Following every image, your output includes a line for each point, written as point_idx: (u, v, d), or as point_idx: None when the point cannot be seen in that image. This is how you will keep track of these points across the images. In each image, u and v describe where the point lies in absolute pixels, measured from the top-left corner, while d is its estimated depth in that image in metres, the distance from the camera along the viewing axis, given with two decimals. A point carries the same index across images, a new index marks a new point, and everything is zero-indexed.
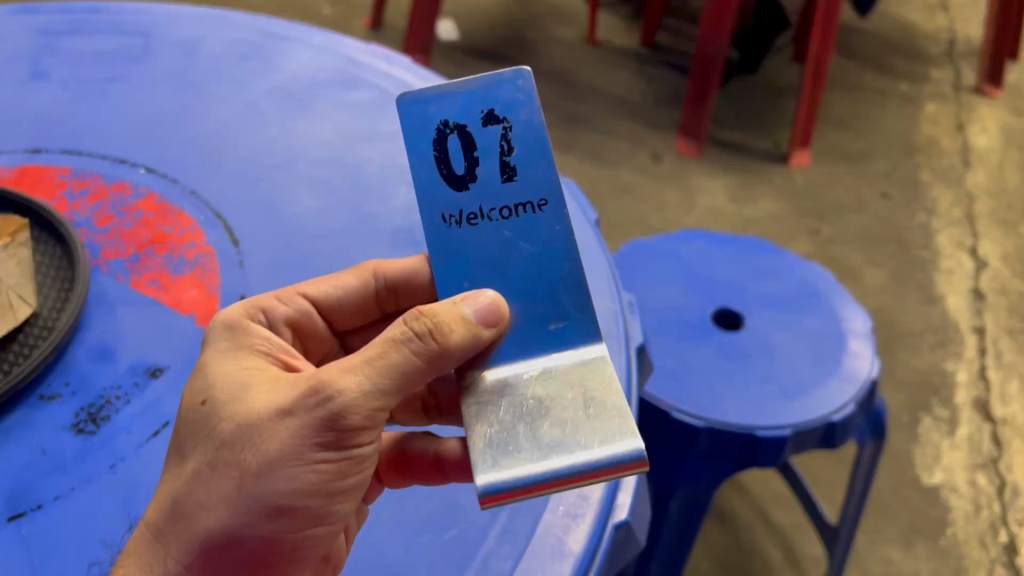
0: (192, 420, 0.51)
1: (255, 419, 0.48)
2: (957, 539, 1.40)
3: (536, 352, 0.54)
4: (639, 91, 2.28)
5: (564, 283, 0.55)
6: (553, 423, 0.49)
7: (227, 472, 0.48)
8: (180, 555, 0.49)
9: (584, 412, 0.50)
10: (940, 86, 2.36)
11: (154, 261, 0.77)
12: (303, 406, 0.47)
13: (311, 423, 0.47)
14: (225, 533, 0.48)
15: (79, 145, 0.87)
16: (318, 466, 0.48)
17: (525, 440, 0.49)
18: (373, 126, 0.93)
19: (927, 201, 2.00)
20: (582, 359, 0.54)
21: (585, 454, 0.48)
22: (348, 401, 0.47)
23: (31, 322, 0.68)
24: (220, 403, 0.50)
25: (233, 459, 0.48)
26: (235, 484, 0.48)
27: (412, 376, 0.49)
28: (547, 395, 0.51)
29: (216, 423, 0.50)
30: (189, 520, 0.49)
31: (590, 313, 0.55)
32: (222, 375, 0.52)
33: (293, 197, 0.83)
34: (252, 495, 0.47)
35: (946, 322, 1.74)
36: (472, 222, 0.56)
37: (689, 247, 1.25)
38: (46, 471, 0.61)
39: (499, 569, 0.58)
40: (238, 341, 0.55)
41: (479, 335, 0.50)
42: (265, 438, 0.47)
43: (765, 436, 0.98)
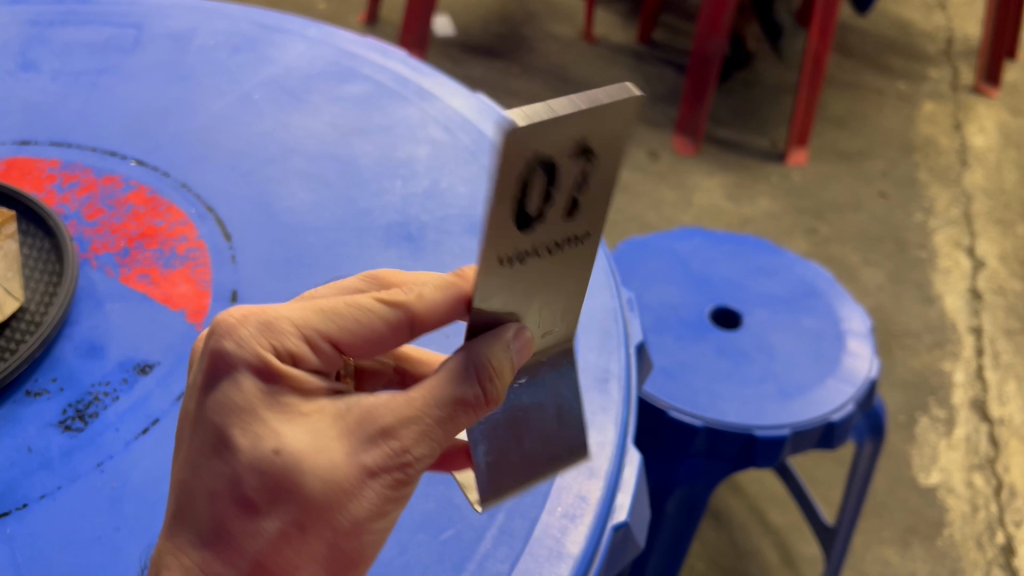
0: (261, 476, 0.43)
1: (343, 486, 0.43)
2: (953, 540, 1.39)
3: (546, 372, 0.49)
4: (636, 89, 2.26)
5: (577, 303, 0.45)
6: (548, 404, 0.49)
7: (318, 536, 0.44)
8: None
9: (561, 421, 0.50)
10: (938, 85, 2.35)
11: (144, 255, 0.75)
12: (389, 468, 0.44)
13: (392, 485, 0.45)
14: None
15: (68, 137, 0.86)
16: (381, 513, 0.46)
17: (516, 457, 0.49)
18: (368, 119, 0.92)
19: (924, 200, 1.99)
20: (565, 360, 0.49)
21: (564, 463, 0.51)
22: (425, 465, 0.45)
23: (18, 317, 0.66)
24: (300, 461, 0.43)
25: (324, 524, 0.44)
26: (320, 546, 0.44)
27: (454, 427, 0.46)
28: (533, 407, 0.49)
29: (301, 481, 0.43)
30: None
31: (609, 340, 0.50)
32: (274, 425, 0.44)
33: (286, 191, 0.82)
34: (332, 551, 0.45)
35: (944, 322, 1.73)
36: (526, 260, 0.39)
37: (686, 245, 1.24)
38: (31, 469, 0.59)
39: (496, 571, 0.56)
40: (275, 383, 0.45)
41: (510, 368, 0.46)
42: (354, 502, 0.44)
43: (763, 436, 0.97)
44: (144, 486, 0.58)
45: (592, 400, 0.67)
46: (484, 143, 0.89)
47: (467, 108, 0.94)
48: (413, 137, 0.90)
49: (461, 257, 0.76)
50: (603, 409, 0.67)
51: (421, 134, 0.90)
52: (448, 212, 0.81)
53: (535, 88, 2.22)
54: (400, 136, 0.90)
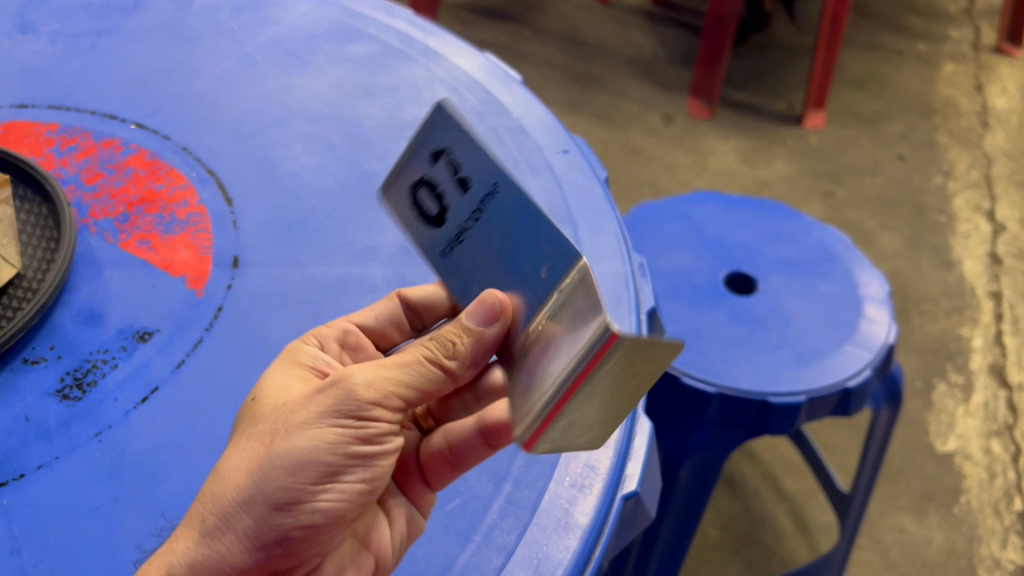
0: (241, 416, 0.50)
1: (289, 402, 0.47)
2: (970, 508, 1.38)
3: (560, 344, 0.42)
4: (650, 50, 2.22)
5: (539, 224, 0.45)
6: (564, 336, 0.42)
7: (256, 445, 0.46)
8: (209, 512, 0.46)
9: (585, 306, 0.42)
10: (959, 45, 2.30)
11: (144, 220, 0.74)
12: (325, 385, 0.47)
13: (327, 396, 0.46)
14: (243, 493, 0.45)
15: (67, 100, 0.84)
16: (335, 434, 0.45)
17: (549, 361, 0.43)
18: (372, 80, 0.89)
19: (944, 163, 1.96)
20: (577, 325, 0.42)
21: (573, 360, 0.40)
22: (360, 379, 0.46)
23: (16, 283, 0.65)
24: (266, 397, 0.50)
25: (265, 432, 0.47)
26: (262, 444, 0.46)
27: (430, 388, 0.48)
28: (559, 316, 0.44)
29: (261, 409, 0.49)
30: (210, 490, 0.46)
31: (573, 322, 0.42)
32: (271, 376, 0.52)
33: (290, 154, 0.80)
34: (272, 456, 0.45)
35: (963, 287, 1.70)
36: (461, 238, 0.50)
37: (701, 209, 1.21)
38: (29, 439, 0.58)
39: (504, 541, 0.55)
40: (288, 356, 0.53)
41: (482, 336, 0.46)
42: (294, 411, 0.46)
43: (778, 403, 0.95)
44: (143, 455, 0.57)
45: None
46: (493, 104, 0.87)
47: (475, 68, 0.91)
48: (420, 99, 0.87)
49: None
50: None
51: (427, 95, 0.88)
52: None
53: (548, 52, 2.19)
54: (406, 97, 0.87)
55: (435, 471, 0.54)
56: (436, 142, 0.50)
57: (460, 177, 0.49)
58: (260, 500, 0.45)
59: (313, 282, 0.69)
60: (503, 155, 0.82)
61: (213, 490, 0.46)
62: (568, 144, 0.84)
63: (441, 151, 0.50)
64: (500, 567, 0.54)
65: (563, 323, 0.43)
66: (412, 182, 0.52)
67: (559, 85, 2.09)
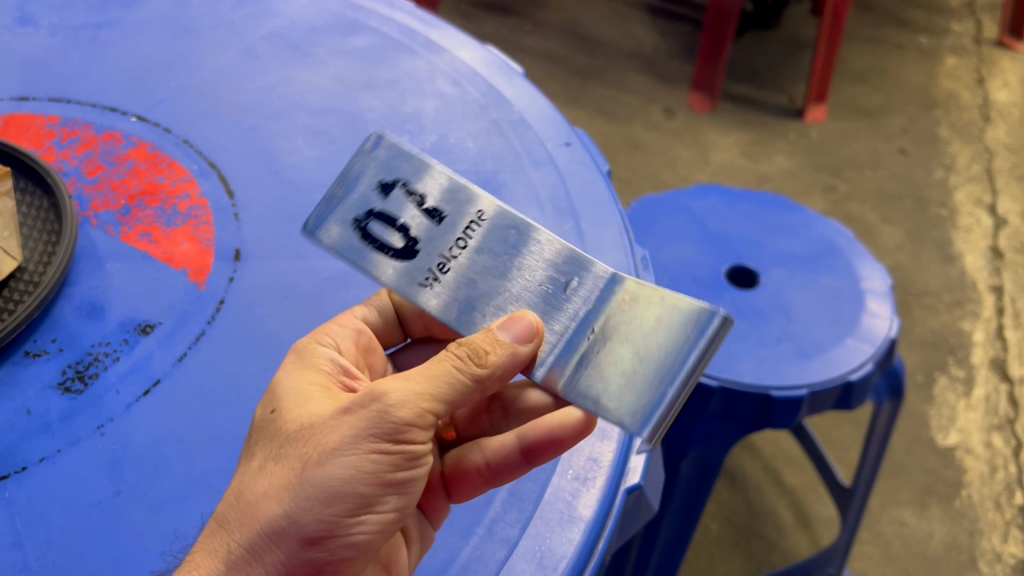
0: (261, 428, 0.49)
1: (319, 419, 0.46)
2: (971, 501, 1.38)
3: (631, 360, 0.48)
4: (651, 44, 2.21)
5: (536, 242, 0.52)
6: (632, 351, 0.49)
7: (287, 469, 0.45)
8: (237, 542, 0.45)
9: (648, 322, 0.49)
10: (961, 38, 2.29)
11: (146, 213, 0.74)
12: (360, 405, 0.45)
13: (361, 418, 0.44)
14: (277, 524, 0.44)
15: (67, 93, 0.84)
16: (371, 460, 0.44)
17: (620, 375, 0.49)
18: (373, 73, 0.89)
19: (946, 156, 1.95)
20: (649, 338, 0.48)
21: (669, 370, 0.47)
22: (398, 401, 0.44)
23: (17, 276, 0.65)
24: (289, 409, 0.48)
25: (295, 455, 0.45)
26: (295, 471, 0.45)
27: (461, 397, 0.46)
28: (609, 332, 0.50)
29: (286, 426, 0.47)
30: (239, 517, 0.45)
31: (640, 338, 0.49)
32: (288, 386, 0.50)
33: (291, 147, 0.80)
34: (307, 485, 0.44)
35: (964, 281, 1.70)
36: (446, 265, 0.53)
37: (702, 202, 1.21)
38: (31, 432, 0.58)
39: (507, 535, 0.55)
40: (304, 361, 0.52)
41: (517, 353, 0.47)
42: (326, 433, 0.45)
43: (779, 396, 0.95)
44: (146, 449, 0.57)
45: None
46: (494, 97, 0.87)
47: (476, 60, 0.91)
48: (421, 91, 0.87)
49: None
50: None
51: (429, 87, 0.87)
52: (458, 167, 0.79)
53: (549, 45, 2.18)
54: (407, 90, 0.87)
55: (465, 484, 0.54)
56: (385, 179, 0.55)
57: (428, 207, 0.54)
58: (295, 531, 0.44)
59: (313, 276, 0.68)
60: (504, 147, 0.81)
61: (243, 517, 0.45)
62: (570, 136, 0.83)
63: (393, 187, 0.55)
64: (502, 560, 0.54)
65: (619, 340, 0.49)
66: (359, 220, 0.55)
67: (560, 79, 2.09)
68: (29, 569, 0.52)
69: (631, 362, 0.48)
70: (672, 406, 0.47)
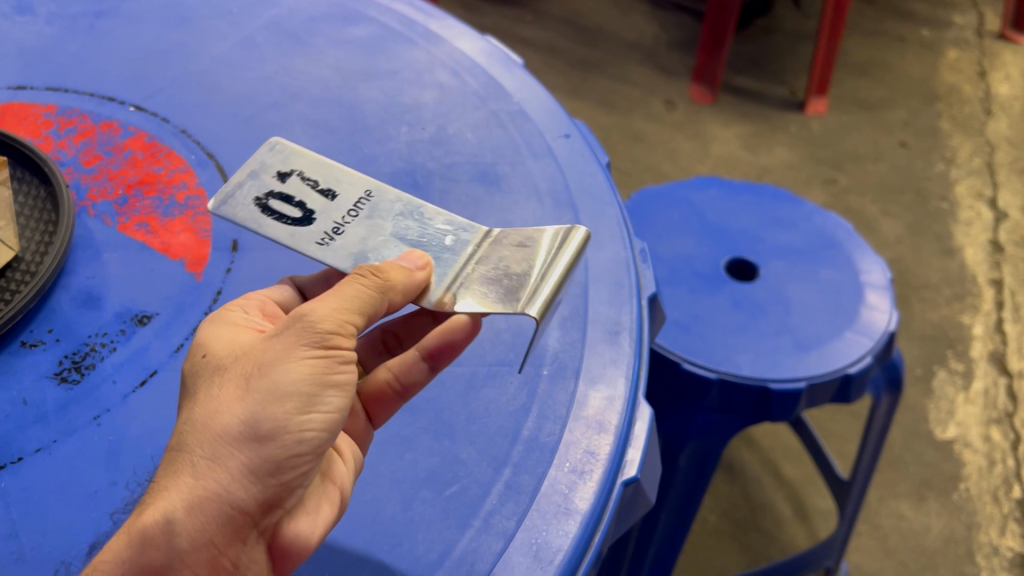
0: (193, 375, 0.49)
1: (252, 346, 0.48)
2: (969, 495, 1.38)
3: (513, 278, 0.54)
4: (652, 35, 2.21)
5: (424, 211, 0.60)
6: (512, 275, 0.55)
7: (233, 391, 0.46)
8: (198, 460, 0.44)
9: (532, 256, 0.56)
10: (963, 31, 2.28)
11: (143, 203, 0.73)
12: (290, 322, 0.47)
13: (293, 330, 0.47)
14: (232, 432, 0.44)
15: (66, 81, 0.83)
16: (312, 364, 0.46)
17: (502, 290, 0.54)
18: (373, 64, 0.89)
19: (946, 149, 1.95)
20: (533, 263, 0.55)
21: (553, 280, 0.54)
22: (323, 312, 0.47)
23: (13, 266, 0.65)
24: (219, 350, 0.49)
25: (236, 376, 0.47)
26: (242, 386, 0.46)
27: (369, 314, 0.50)
28: (491, 267, 0.56)
29: (224, 360, 0.48)
30: (194, 440, 0.45)
31: (520, 266, 0.55)
32: (209, 332, 0.50)
33: (290, 137, 0.79)
34: (257, 393, 0.45)
35: (964, 274, 1.70)
36: (339, 232, 0.59)
37: (702, 195, 1.20)
38: (27, 423, 0.58)
39: (503, 528, 0.55)
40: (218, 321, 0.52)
41: (415, 276, 0.53)
42: (265, 352, 0.47)
43: (778, 389, 0.95)
44: (142, 439, 0.57)
45: (603, 352, 0.65)
46: (494, 88, 0.86)
47: (476, 51, 0.91)
48: (420, 82, 0.87)
49: (468, 207, 0.74)
50: (613, 362, 0.64)
51: (428, 78, 0.87)
52: (457, 158, 0.79)
53: (549, 36, 2.18)
54: (407, 80, 0.87)
55: (382, 406, 0.57)
56: (281, 167, 0.63)
57: (323, 189, 0.61)
58: (252, 435, 0.44)
59: (311, 266, 0.68)
60: (503, 139, 0.81)
61: (197, 434, 0.45)
62: (570, 128, 0.83)
63: (291, 175, 0.62)
64: (499, 552, 0.54)
65: (499, 270, 0.55)
66: (257, 198, 0.61)
67: (560, 70, 2.09)
68: (24, 560, 0.52)
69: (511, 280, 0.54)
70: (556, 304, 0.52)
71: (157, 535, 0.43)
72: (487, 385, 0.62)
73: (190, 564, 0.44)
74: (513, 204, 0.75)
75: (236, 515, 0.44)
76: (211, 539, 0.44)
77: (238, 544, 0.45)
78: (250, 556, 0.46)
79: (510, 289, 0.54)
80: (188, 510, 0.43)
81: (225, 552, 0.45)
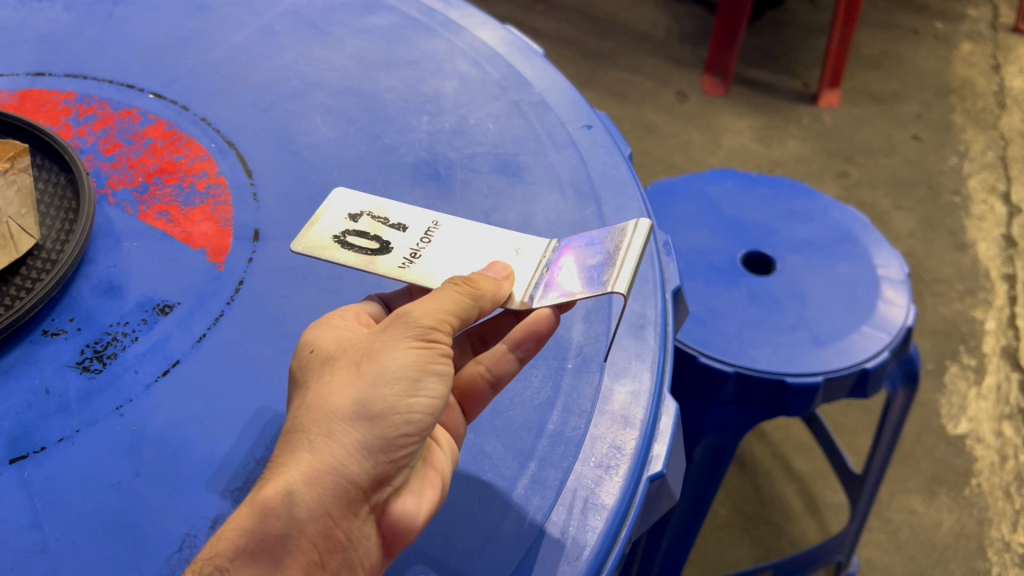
0: (301, 367, 0.51)
1: (361, 340, 0.51)
2: (981, 490, 1.37)
3: (592, 262, 0.56)
4: (664, 26, 2.20)
5: (490, 234, 0.62)
6: (590, 261, 0.56)
7: (346, 378, 0.48)
8: (315, 438, 0.46)
9: (603, 240, 0.58)
10: (977, 24, 2.26)
11: (163, 191, 0.73)
12: (396, 322, 0.50)
13: (399, 327, 0.50)
14: (347, 411, 0.47)
15: (84, 68, 0.83)
16: (418, 354, 0.49)
17: (585, 275, 0.55)
18: (391, 53, 0.88)
19: (959, 143, 1.94)
20: (606, 243, 0.57)
21: (625, 247, 0.55)
22: (426, 310, 0.50)
23: (34, 254, 0.65)
24: (326, 344, 0.52)
25: (346, 365, 0.49)
26: (353, 372, 0.48)
27: (465, 320, 0.52)
28: (571, 261, 0.58)
29: (331, 353, 0.51)
30: (310, 419, 0.47)
31: (597, 250, 0.57)
32: (313, 332, 0.53)
33: (309, 126, 0.79)
34: (368, 378, 0.48)
35: (976, 269, 1.69)
36: (417, 256, 0.60)
37: (718, 187, 1.20)
38: (49, 412, 0.58)
39: (528, 522, 0.54)
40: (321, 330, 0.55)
41: (502, 286, 0.55)
42: (374, 345, 0.49)
43: (795, 383, 0.95)
44: (165, 429, 0.57)
45: (628, 346, 0.64)
46: (514, 78, 0.86)
47: (495, 41, 0.90)
48: (440, 71, 0.86)
49: (490, 197, 0.74)
50: (638, 356, 0.64)
51: (448, 68, 0.86)
52: (477, 149, 0.78)
53: (561, 27, 2.17)
54: (426, 70, 0.86)
55: (472, 398, 0.56)
56: (349, 209, 0.64)
57: (392, 222, 0.63)
58: (366, 413, 0.47)
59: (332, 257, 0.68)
60: (524, 130, 0.80)
61: (312, 413, 0.47)
62: (591, 119, 0.82)
63: (361, 215, 0.63)
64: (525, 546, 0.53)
65: (580, 260, 0.57)
66: (335, 236, 0.62)
67: (571, 60, 2.08)
68: (48, 550, 0.51)
69: (592, 265, 0.56)
70: (632, 265, 0.53)
71: (278, 505, 0.45)
72: (511, 377, 0.62)
73: (307, 534, 0.45)
74: (535, 196, 0.74)
75: (352, 488, 0.46)
76: (328, 511, 0.46)
77: (352, 517, 0.47)
78: (362, 531, 0.47)
79: (590, 271, 0.55)
80: (307, 482, 0.45)
81: (339, 525, 0.46)
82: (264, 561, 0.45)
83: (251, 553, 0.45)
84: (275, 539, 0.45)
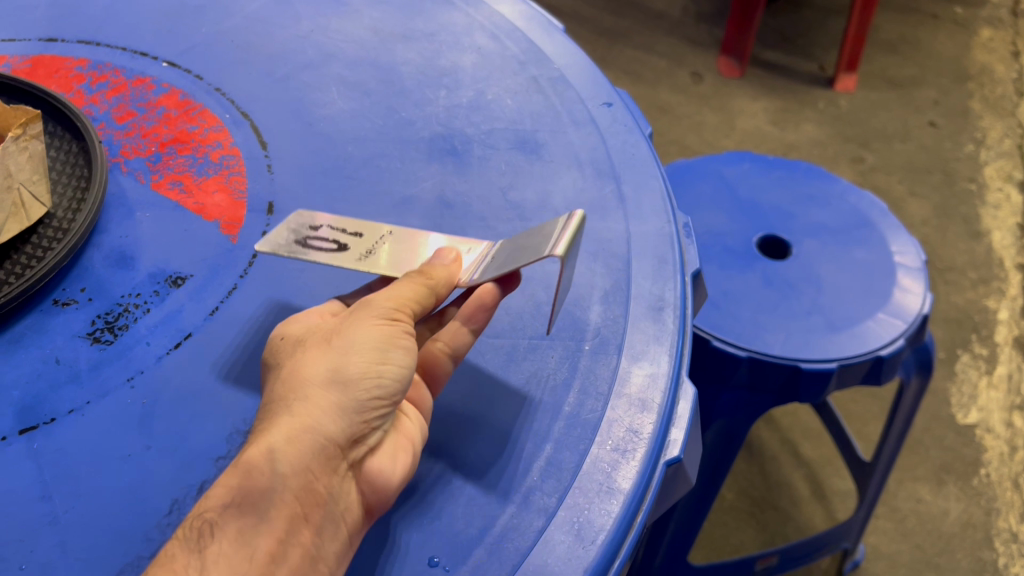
0: (275, 353, 0.53)
1: (330, 325, 0.53)
2: (989, 480, 1.36)
3: (532, 239, 0.54)
4: (681, 5, 2.17)
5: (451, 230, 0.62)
6: (530, 239, 0.55)
7: (319, 353, 0.51)
8: (292, 404, 0.48)
9: None
10: (998, 10, 2.23)
11: (177, 161, 0.72)
12: (362, 304, 0.52)
13: (365, 307, 0.52)
14: (321, 379, 0.49)
15: (97, 35, 0.82)
16: (384, 327, 0.51)
17: (525, 251, 0.54)
18: (409, 26, 0.86)
19: (977, 130, 1.91)
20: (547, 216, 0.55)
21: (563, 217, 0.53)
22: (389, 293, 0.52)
23: (45, 223, 0.64)
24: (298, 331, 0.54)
25: (317, 343, 0.51)
26: (326, 347, 0.51)
27: (427, 307, 0.54)
28: (513, 244, 0.56)
29: (304, 336, 0.53)
30: (288, 389, 0.49)
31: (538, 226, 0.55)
32: (285, 324, 0.55)
33: (325, 98, 0.78)
34: (339, 351, 0.50)
35: (991, 258, 1.67)
36: (374, 251, 0.60)
37: (735, 169, 1.18)
38: (60, 382, 0.57)
39: (543, 505, 0.54)
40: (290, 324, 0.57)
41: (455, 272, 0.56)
42: (343, 324, 0.52)
43: (809, 368, 0.94)
44: (176, 402, 0.56)
45: (646, 329, 0.63)
46: (534, 53, 0.84)
47: (515, 15, 0.88)
48: (458, 45, 0.84)
49: (507, 174, 0.73)
50: (657, 340, 0.62)
51: (466, 42, 0.85)
52: (495, 124, 0.77)
53: (577, 5, 2.15)
54: (445, 43, 0.85)
55: (434, 375, 0.56)
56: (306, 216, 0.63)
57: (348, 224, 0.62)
58: (338, 379, 0.49)
59: None
60: (543, 107, 0.79)
61: (289, 384, 0.49)
62: (612, 96, 0.80)
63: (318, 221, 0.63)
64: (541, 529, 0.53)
65: (522, 241, 0.56)
66: (292, 238, 0.61)
67: (587, 39, 2.06)
68: (58, 521, 0.51)
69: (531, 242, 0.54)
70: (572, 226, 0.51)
71: (261, 463, 0.47)
72: (526, 357, 0.61)
73: (290, 487, 0.47)
74: (553, 174, 0.73)
75: (330, 446, 0.48)
76: (308, 466, 0.47)
77: (331, 472, 0.48)
78: (342, 488, 0.49)
79: (530, 245, 0.54)
80: (287, 441, 0.47)
81: (320, 480, 0.48)
82: (250, 514, 0.46)
83: (235, 508, 0.46)
84: (259, 493, 0.46)
